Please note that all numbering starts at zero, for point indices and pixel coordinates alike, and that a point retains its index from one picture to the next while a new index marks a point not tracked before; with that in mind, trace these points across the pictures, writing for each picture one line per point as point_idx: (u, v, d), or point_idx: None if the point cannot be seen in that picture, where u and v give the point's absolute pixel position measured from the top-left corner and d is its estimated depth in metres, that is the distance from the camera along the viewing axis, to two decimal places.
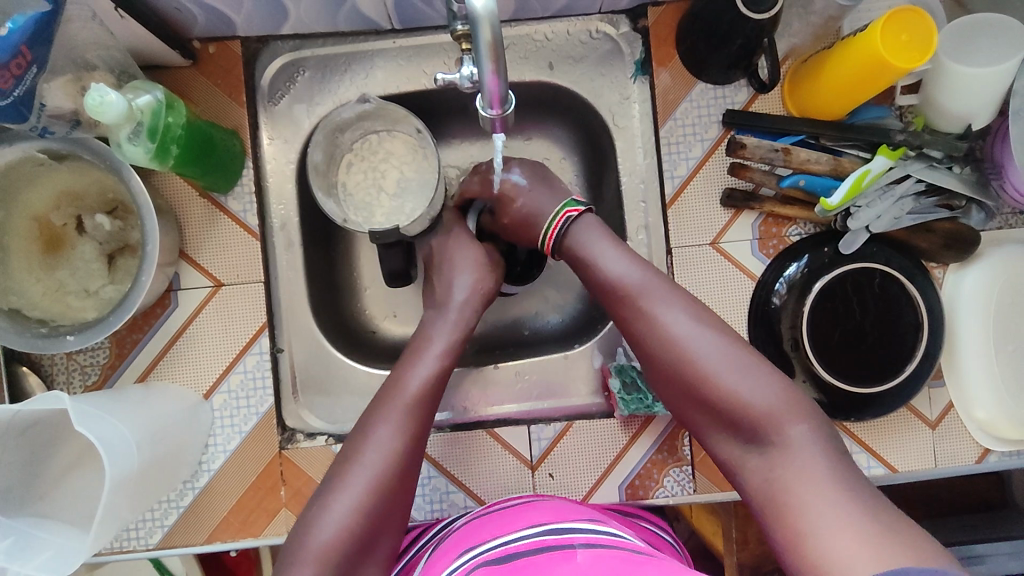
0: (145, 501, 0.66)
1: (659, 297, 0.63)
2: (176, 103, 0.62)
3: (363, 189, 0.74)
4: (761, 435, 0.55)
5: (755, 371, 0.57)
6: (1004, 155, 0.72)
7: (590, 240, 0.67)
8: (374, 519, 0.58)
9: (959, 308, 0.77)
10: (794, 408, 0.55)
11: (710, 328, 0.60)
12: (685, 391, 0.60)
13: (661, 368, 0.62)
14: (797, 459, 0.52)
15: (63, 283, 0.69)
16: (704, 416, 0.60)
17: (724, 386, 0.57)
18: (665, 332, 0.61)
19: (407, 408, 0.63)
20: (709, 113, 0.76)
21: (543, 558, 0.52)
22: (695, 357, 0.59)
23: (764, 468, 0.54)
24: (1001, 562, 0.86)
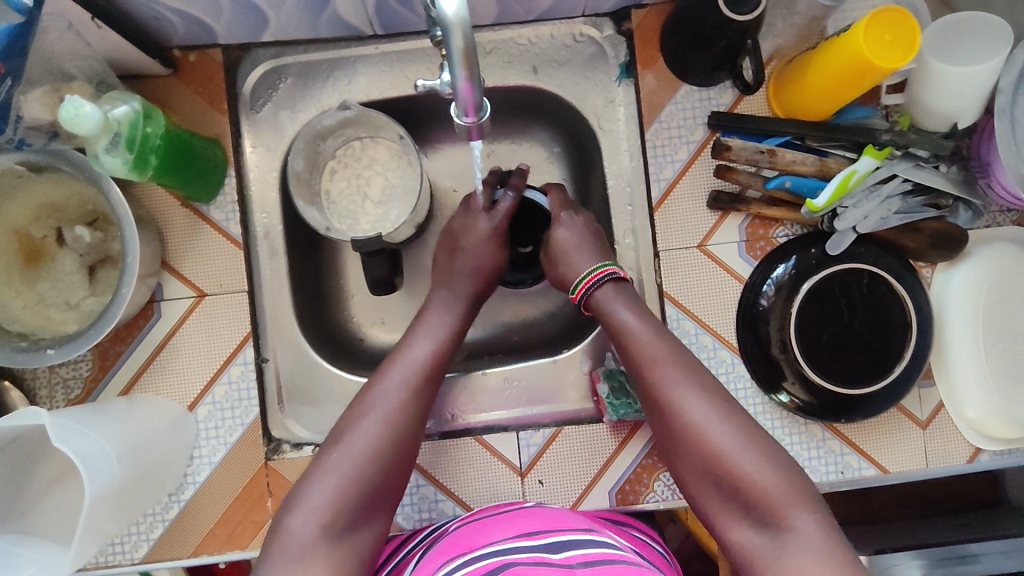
0: (129, 515, 0.65)
1: (673, 376, 0.62)
2: (154, 113, 0.62)
3: (346, 196, 0.73)
4: (771, 522, 0.55)
5: (770, 455, 0.58)
6: (991, 153, 0.72)
7: (610, 306, 0.68)
8: (379, 475, 0.59)
9: (948, 307, 0.76)
10: (805, 498, 0.56)
11: (727, 410, 0.60)
12: (695, 465, 0.60)
13: (675, 442, 0.61)
14: (806, 549, 0.53)
15: (44, 297, 0.68)
16: (712, 498, 0.59)
17: (737, 468, 0.57)
18: (684, 406, 0.61)
19: (417, 373, 0.64)
20: (694, 115, 0.76)
21: (540, 572, 0.51)
22: (710, 435, 0.59)
23: (772, 555, 0.55)
24: (997, 561, 0.86)
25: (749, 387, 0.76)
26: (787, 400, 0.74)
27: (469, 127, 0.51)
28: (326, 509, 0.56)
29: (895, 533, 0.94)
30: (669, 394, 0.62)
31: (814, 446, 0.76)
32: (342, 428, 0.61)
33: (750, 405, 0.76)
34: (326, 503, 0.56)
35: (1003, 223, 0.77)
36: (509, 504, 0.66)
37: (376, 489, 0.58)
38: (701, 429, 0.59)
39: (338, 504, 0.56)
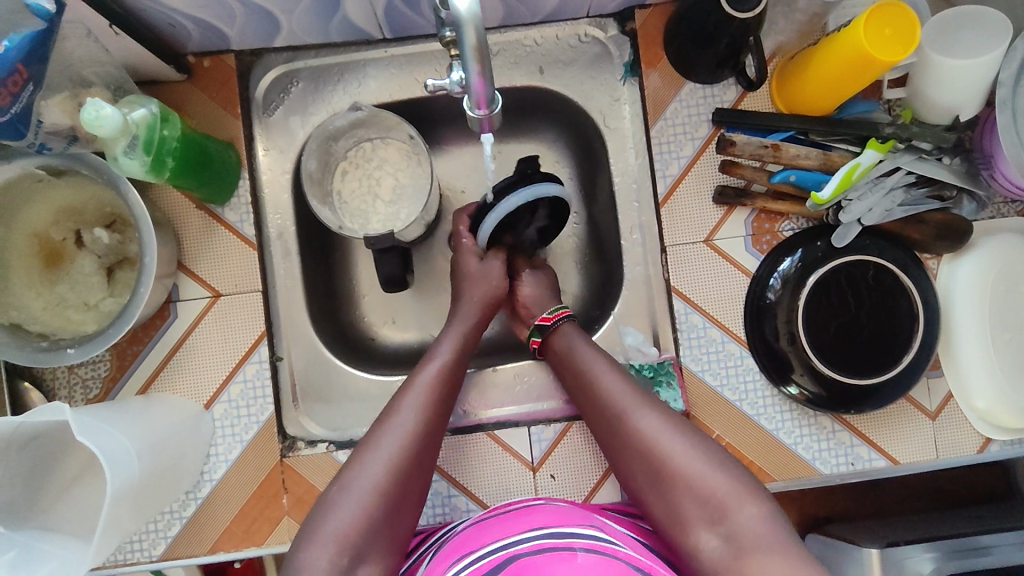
0: (147, 511, 0.67)
1: (626, 392, 0.67)
2: (171, 116, 0.63)
3: (358, 197, 0.75)
4: (721, 521, 0.57)
5: (718, 459, 0.61)
6: (993, 145, 0.73)
7: (571, 340, 0.73)
8: (392, 502, 0.60)
9: (954, 298, 0.77)
10: (754, 494, 0.58)
11: (674, 422, 0.64)
12: (648, 478, 0.62)
13: (629, 458, 0.64)
14: (758, 543, 0.55)
15: (63, 298, 0.70)
16: (663, 510, 0.60)
17: (688, 471, 0.60)
18: (637, 422, 0.64)
19: (430, 398, 0.66)
20: (698, 112, 0.77)
21: (542, 558, 0.54)
22: (661, 445, 0.62)
23: (726, 556, 0.56)
24: (1009, 553, 0.86)
25: (758, 379, 0.76)
26: (796, 392, 0.75)
27: (481, 119, 0.52)
28: (340, 532, 0.57)
29: (906, 525, 0.94)
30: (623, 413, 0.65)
31: (824, 438, 0.76)
32: (356, 455, 0.62)
33: (759, 398, 0.76)
34: (342, 530, 0.57)
35: (1008, 214, 0.77)
36: (515, 502, 0.66)
37: (389, 516, 0.59)
38: (654, 442, 0.62)
39: (354, 532, 0.57)
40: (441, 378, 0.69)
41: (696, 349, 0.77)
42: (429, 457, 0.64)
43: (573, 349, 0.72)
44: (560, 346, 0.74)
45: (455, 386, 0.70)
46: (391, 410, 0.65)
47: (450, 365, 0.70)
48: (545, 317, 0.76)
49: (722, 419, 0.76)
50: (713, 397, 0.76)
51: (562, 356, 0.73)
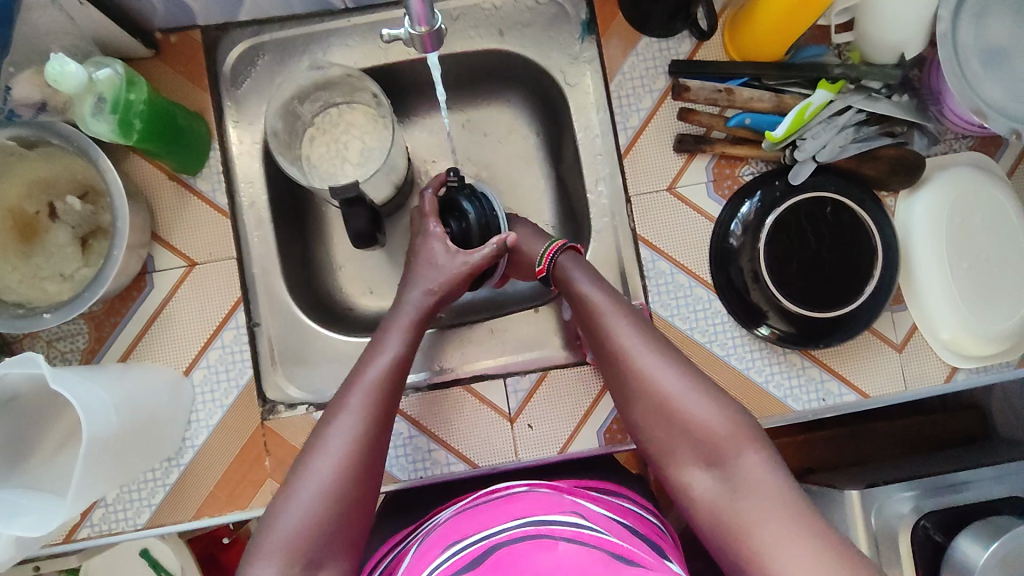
0: (128, 472, 0.67)
1: (623, 329, 0.65)
2: (138, 79, 0.64)
3: (326, 160, 0.76)
4: (717, 462, 0.59)
5: (718, 400, 0.61)
6: (939, 82, 0.76)
7: (572, 273, 0.71)
8: (354, 471, 0.59)
9: (912, 233, 0.79)
10: (752, 438, 0.59)
11: (678, 361, 0.63)
12: (649, 416, 0.63)
13: (629, 394, 0.64)
14: (754, 486, 0.56)
15: (39, 270, 0.71)
16: (661, 447, 0.62)
17: (688, 412, 0.61)
18: (637, 359, 0.64)
19: (380, 384, 0.65)
20: (655, 65, 0.79)
21: (523, 548, 0.53)
22: (664, 385, 0.62)
23: (720, 495, 0.58)
24: (986, 485, 0.89)
25: (727, 321, 0.78)
26: (767, 332, 0.77)
27: (424, 39, 0.56)
28: (289, 542, 0.56)
29: (886, 468, 0.96)
30: (624, 349, 0.65)
31: (794, 375, 0.78)
32: (303, 454, 0.61)
33: (729, 339, 0.78)
34: (294, 536, 0.56)
35: (960, 149, 0.80)
36: (501, 490, 0.65)
37: (342, 517, 0.58)
38: (653, 380, 0.62)
39: (304, 539, 0.56)
40: (389, 367, 0.66)
41: (665, 295, 0.78)
42: (387, 414, 0.64)
43: (573, 282, 0.70)
44: (561, 277, 0.72)
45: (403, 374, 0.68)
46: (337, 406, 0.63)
47: (398, 355, 0.68)
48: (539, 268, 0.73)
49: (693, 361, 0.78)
50: (684, 340, 0.78)
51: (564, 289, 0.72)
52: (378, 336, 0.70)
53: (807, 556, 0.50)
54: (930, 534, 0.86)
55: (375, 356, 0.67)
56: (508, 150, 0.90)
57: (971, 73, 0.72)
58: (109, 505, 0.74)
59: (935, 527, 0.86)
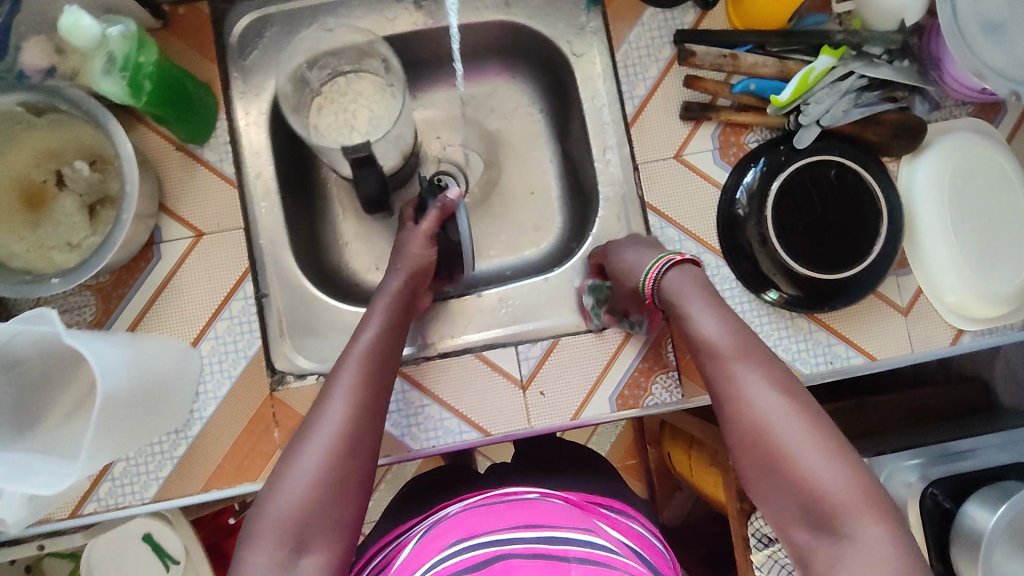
0: (137, 439, 0.67)
1: (741, 366, 0.60)
2: (148, 41, 0.64)
3: (334, 129, 0.76)
4: (832, 527, 0.52)
5: (844, 457, 0.54)
6: (940, 50, 0.77)
7: (682, 294, 0.66)
8: (348, 454, 0.58)
9: (917, 198, 0.79)
10: (874, 507, 0.52)
11: (799, 408, 0.56)
12: (757, 467, 0.56)
13: (736, 438, 0.58)
14: (867, 562, 0.49)
15: (45, 239, 0.70)
16: (768, 498, 0.56)
17: (802, 468, 0.54)
18: (754, 404, 0.57)
19: (372, 360, 0.65)
20: (660, 35, 0.80)
21: (534, 567, 0.52)
22: (777, 437, 0.55)
23: (829, 560, 0.52)
24: (991, 454, 0.90)
25: (735, 287, 0.78)
26: (776, 297, 0.77)
27: None
28: (279, 523, 0.54)
29: (893, 441, 0.96)
30: (744, 394, 0.58)
31: (803, 338, 0.79)
32: (300, 434, 0.60)
33: (738, 304, 0.78)
34: (289, 514, 0.55)
35: (960, 116, 0.81)
36: (511, 493, 0.65)
37: (338, 497, 0.56)
38: (768, 428, 0.56)
39: (291, 522, 0.54)
40: (378, 345, 0.67)
41: None
42: (382, 394, 0.63)
43: (684, 307, 0.66)
44: (670, 300, 0.67)
45: (394, 356, 0.68)
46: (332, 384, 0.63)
47: (387, 335, 0.68)
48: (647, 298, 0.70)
49: None
50: None
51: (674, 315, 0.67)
52: (364, 320, 0.70)
53: None
54: (939, 501, 0.86)
55: (364, 336, 0.67)
56: (512, 124, 0.92)
57: (970, 37, 0.72)
58: (115, 479, 0.73)
59: (943, 495, 0.86)
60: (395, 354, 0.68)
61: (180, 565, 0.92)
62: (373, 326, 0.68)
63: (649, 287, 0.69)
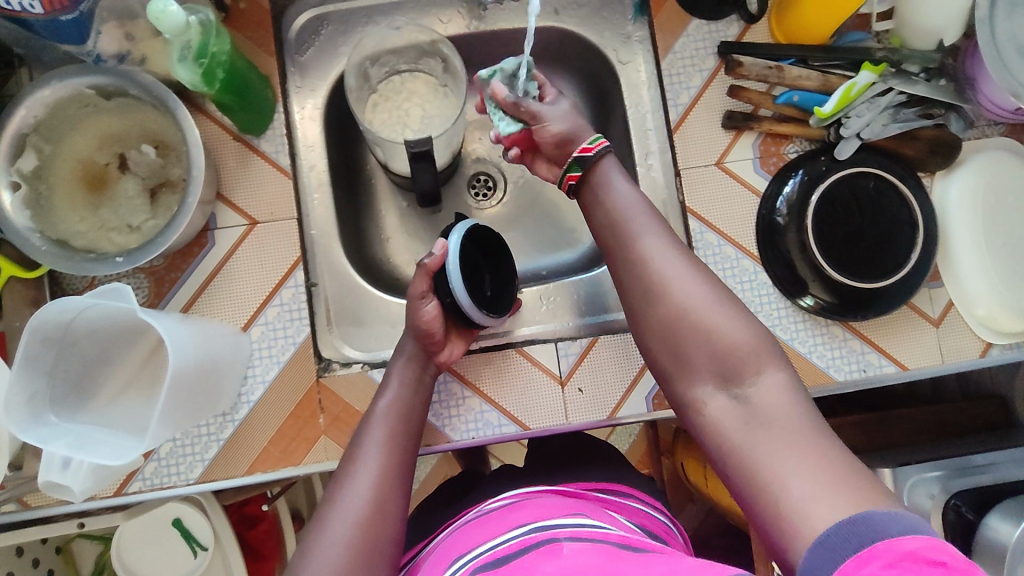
0: (189, 420, 0.68)
1: (655, 238, 0.64)
2: (223, 31, 0.67)
3: (388, 125, 0.78)
4: (732, 377, 0.57)
5: (744, 315, 0.59)
6: (976, 68, 0.79)
7: (604, 176, 0.69)
8: (383, 509, 0.61)
9: (950, 213, 0.82)
10: (772, 355, 0.57)
11: (704, 274, 0.62)
12: (666, 330, 0.61)
13: (646, 304, 0.62)
14: (769, 401, 0.54)
15: (105, 221, 0.72)
16: (676, 363, 0.60)
17: (711, 324, 0.58)
18: (660, 268, 0.62)
19: (394, 428, 0.68)
20: (704, 46, 0.83)
21: (529, 556, 0.53)
22: (690, 301, 0.60)
23: (728, 407, 0.56)
24: (1008, 469, 0.90)
25: (772, 292, 0.80)
26: (810, 303, 0.79)
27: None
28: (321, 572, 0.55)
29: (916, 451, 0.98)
30: (648, 256, 0.63)
31: (837, 346, 0.80)
32: (330, 495, 0.62)
33: (774, 309, 0.80)
34: (329, 565, 0.56)
35: (992, 135, 0.83)
36: (497, 500, 0.66)
37: (372, 552, 0.58)
38: (677, 289, 0.61)
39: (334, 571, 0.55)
40: (398, 411, 0.70)
41: (713, 266, 0.81)
42: (407, 458, 0.67)
43: (600, 187, 0.68)
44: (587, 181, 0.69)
45: (414, 420, 0.71)
46: (357, 447, 0.66)
47: (408, 399, 0.72)
48: (587, 148, 0.69)
49: None
50: None
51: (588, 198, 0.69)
52: (383, 387, 0.73)
53: (808, 470, 0.48)
54: (962, 512, 0.87)
55: (385, 405, 0.70)
56: None
57: (1008, 60, 0.75)
58: (160, 459, 0.74)
59: (966, 506, 0.87)
60: (414, 418, 0.71)
61: (209, 551, 0.93)
62: (396, 392, 0.71)
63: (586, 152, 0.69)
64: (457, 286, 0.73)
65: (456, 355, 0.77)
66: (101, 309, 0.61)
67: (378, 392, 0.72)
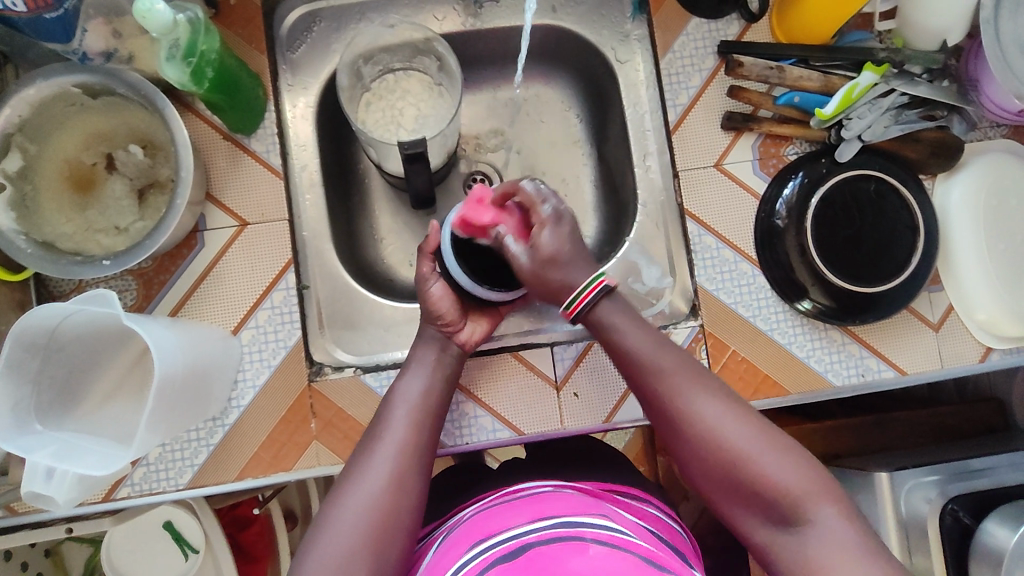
0: (178, 426, 0.67)
1: (688, 385, 0.63)
2: (212, 28, 0.66)
3: (382, 125, 0.77)
4: (791, 520, 0.58)
5: (787, 451, 0.59)
6: (979, 69, 0.79)
7: (615, 324, 0.68)
8: (394, 503, 0.59)
9: (951, 216, 0.81)
10: (825, 489, 0.58)
11: (740, 413, 0.62)
12: (716, 475, 0.61)
13: (691, 450, 0.62)
14: (833, 543, 0.55)
15: (92, 222, 0.70)
16: (734, 507, 0.61)
17: (760, 470, 0.59)
18: (701, 412, 0.62)
19: (418, 409, 0.66)
20: (704, 45, 0.81)
21: (554, 548, 0.53)
22: (737, 445, 0.60)
23: (793, 551, 0.57)
24: (1004, 473, 0.89)
25: (770, 297, 0.79)
26: (809, 307, 0.78)
27: None
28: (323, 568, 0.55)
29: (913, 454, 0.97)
30: (686, 409, 0.63)
31: (835, 350, 0.79)
32: (343, 478, 0.61)
33: (772, 313, 0.79)
34: (336, 554, 0.55)
35: (994, 137, 0.82)
36: (525, 490, 0.65)
37: (379, 547, 0.57)
38: (720, 434, 0.61)
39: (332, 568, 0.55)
40: (421, 394, 0.67)
41: (710, 269, 0.80)
42: (430, 446, 0.65)
43: (616, 338, 0.67)
44: (600, 332, 0.69)
45: (440, 407, 0.68)
46: (378, 428, 0.64)
47: (435, 384, 0.69)
48: (570, 308, 0.68)
49: (738, 334, 0.79)
50: (727, 313, 0.79)
51: (603, 345, 0.69)
52: (405, 369, 0.70)
53: None
54: (959, 517, 0.85)
55: (407, 387, 0.68)
56: (550, 128, 0.92)
57: (1013, 61, 0.74)
58: (149, 464, 0.73)
59: (963, 511, 0.86)
60: (438, 399, 0.68)
61: (200, 554, 0.92)
62: (416, 373, 0.69)
63: (578, 308, 0.67)
64: (453, 265, 0.72)
65: (476, 335, 0.74)
66: (90, 313, 0.60)
67: (402, 372, 0.70)
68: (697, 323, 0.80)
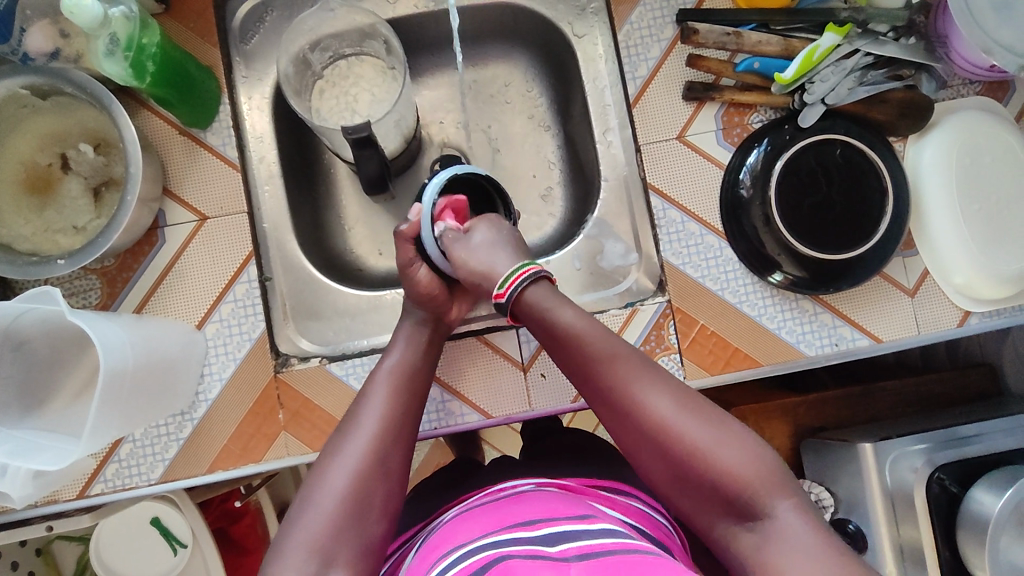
0: (139, 419, 0.67)
1: (638, 376, 0.59)
2: (151, 22, 0.66)
3: (336, 112, 0.77)
4: (749, 514, 0.54)
5: (742, 442, 0.56)
6: (948, 25, 0.76)
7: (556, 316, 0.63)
8: (378, 479, 0.58)
9: (923, 179, 0.78)
10: (782, 481, 0.54)
11: (692, 403, 0.58)
12: (668, 466, 0.57)
13: (640, 441, 0.58)
14: (793, 536, 0.51)
15: (51, 222, 0.70)
16: (688, 501, 0.57)
17: (713, 462, 0.55)
18: (654, 408, 0.57)
19: (400, 385, 0.65)
20: (662, 14, 0.80)
21: (531, 563, 0.50)
22: (690, 436, 0.56)
23: (749, 545, 0.53)
24: (999, 439, 0.85)
25: (739, 269, 0.78)
26: (781, 279, 0.76)
27: None
28: (308, 546, 0.53)
29: (901, 422, 0.94)
30: (637, 401, 0.58)
31: (807, 321, 0.78)
32: (329, 452, 0.60)
33: (741, 286, 0.78)
34: (319, 530, 0.54)
35: (967, 94, 0.80)
36: (505, 489, 0.64)
37: (359, 523, 0.56)
38: (673, 427, 0.56)
39: (320, 542, 0.54)
40: (401, 372, 0.67)
41: (676, 243, 0.78)
42: (411, 424, 0.64)
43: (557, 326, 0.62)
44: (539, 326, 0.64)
45: (423, 378, 0.68)
46: (359, 405, 0.63)
47: (412, 360, 0.68)
48: (499, 294, 0.65)
49: (706, 307, 0.78)
50: (697, 288, 0.78)
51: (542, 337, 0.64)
52: (391, 344, 0.70)
53: None
54: (945, 485, 0.82)
55: (390, 362, 0.68)
56: (515, 109, 0.91)
57: (978, 15, 0.72)
58: (122, 459, 0.73)
59: (950, 479, 0.83)
60: (421, 377, 0.68)
61: (188, 548, 0.93)
62: (404, 350, 0.69)
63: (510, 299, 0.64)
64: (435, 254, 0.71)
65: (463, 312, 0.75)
66: (40, 310, 0.61)
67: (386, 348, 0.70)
68: (665, 299, 0.79)
